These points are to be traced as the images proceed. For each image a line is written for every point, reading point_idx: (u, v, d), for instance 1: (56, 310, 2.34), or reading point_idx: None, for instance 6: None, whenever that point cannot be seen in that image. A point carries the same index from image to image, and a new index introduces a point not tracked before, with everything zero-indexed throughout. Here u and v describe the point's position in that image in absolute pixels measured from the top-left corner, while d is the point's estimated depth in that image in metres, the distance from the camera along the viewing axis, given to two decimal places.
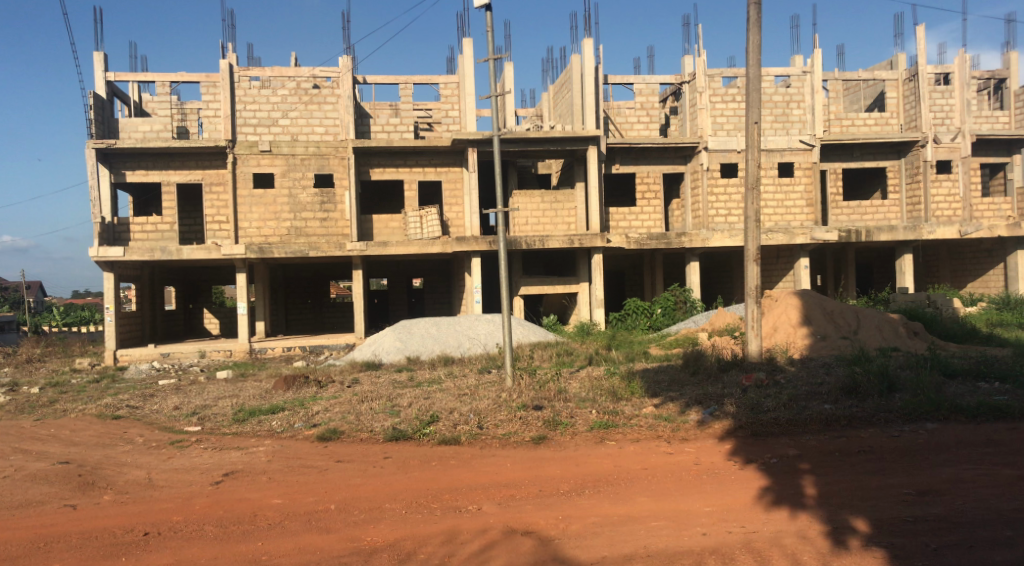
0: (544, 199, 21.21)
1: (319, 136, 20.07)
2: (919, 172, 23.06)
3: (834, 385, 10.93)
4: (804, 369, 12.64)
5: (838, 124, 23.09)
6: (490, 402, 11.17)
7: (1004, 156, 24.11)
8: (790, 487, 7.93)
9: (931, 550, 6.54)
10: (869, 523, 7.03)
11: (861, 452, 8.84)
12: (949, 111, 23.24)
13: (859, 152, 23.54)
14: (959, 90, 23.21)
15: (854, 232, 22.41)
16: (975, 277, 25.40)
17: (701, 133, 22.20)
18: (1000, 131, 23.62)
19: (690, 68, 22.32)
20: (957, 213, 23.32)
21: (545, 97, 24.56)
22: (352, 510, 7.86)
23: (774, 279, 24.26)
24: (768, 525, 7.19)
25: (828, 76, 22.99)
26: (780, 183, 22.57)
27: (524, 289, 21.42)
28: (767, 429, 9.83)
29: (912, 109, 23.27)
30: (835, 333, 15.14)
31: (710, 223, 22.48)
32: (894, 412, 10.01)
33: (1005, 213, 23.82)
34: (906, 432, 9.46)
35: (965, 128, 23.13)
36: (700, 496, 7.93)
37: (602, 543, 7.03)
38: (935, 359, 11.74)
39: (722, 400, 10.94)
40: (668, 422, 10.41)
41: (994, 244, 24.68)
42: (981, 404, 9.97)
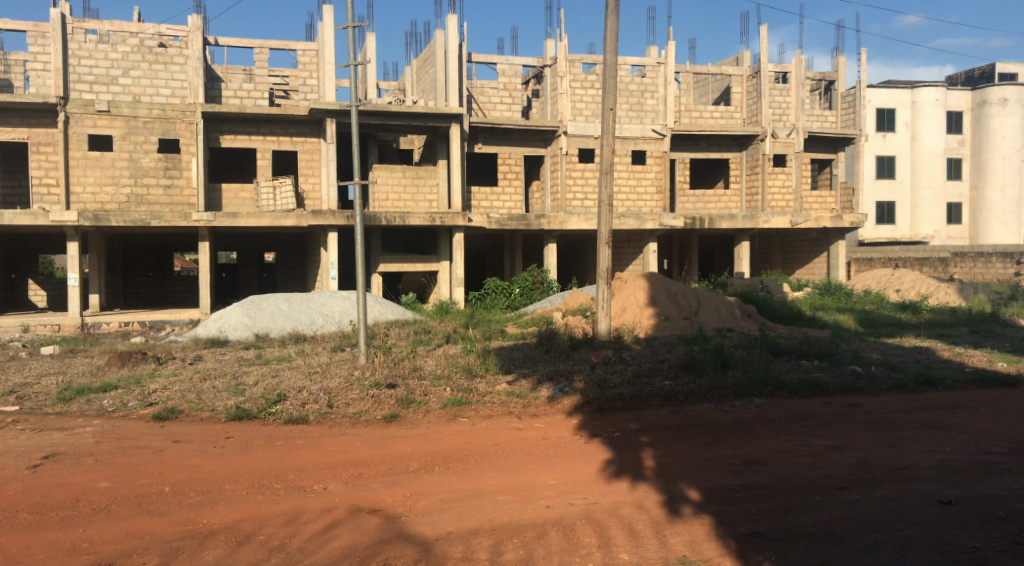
0: (405, 174, 20.95)
1: (165, 98, 19.01)
2: (758, 165, 24.49)
3: (674, 362, 11.52)
4: (648, 347, 13.20)
5: (688, 116, 24.06)
6: (341, 380, 11.00)
7: (830, 153, 26.06)
8: (630, 460, 8.29)
9: (756, 502, 7.03)
10: (700, 492, 7.41)
11: (696, 426, 9.35)
12: (785, 108, 24.77)
13: (705, 143, 24.80)
14: (795, 88, 24.78)
15: (699, 220, 23.67)
16: (802, 264, 27.44)
17: (561, 118, 22.62)
18: (828, 130, 25.37)
19: (551, 52, 22.65)
20: (789, 204, 24.98)
21: (407, 71, 24.32)
22: (187, 492, 7.54)
23: (626, 262, 25.15)
24: (609, 496, 7.46)
25: (680, 69, 23.94)
26: (633, 169, 23.34)
27: (383, 266, 21.12)
28: (612, 405, 10.21)
29: (753, 105, 24.62)
30: (677, 313, 15.87)
31: (568, 207, 23.02)
32: (727, 387, 10.64)
33: (830, 206, 25.80)
34: (736, 407, 10.09)
35: (799, 125, 24.70)
36: (545, 470, 8.15)
37: (448, 519, 7.09)
38: (764, 340, 12.59)
39: (572, 376, 11.30)
40: (519, 398, 10.62)
41: (819, 235, 26.66)
42: (801, 381, 10.80)
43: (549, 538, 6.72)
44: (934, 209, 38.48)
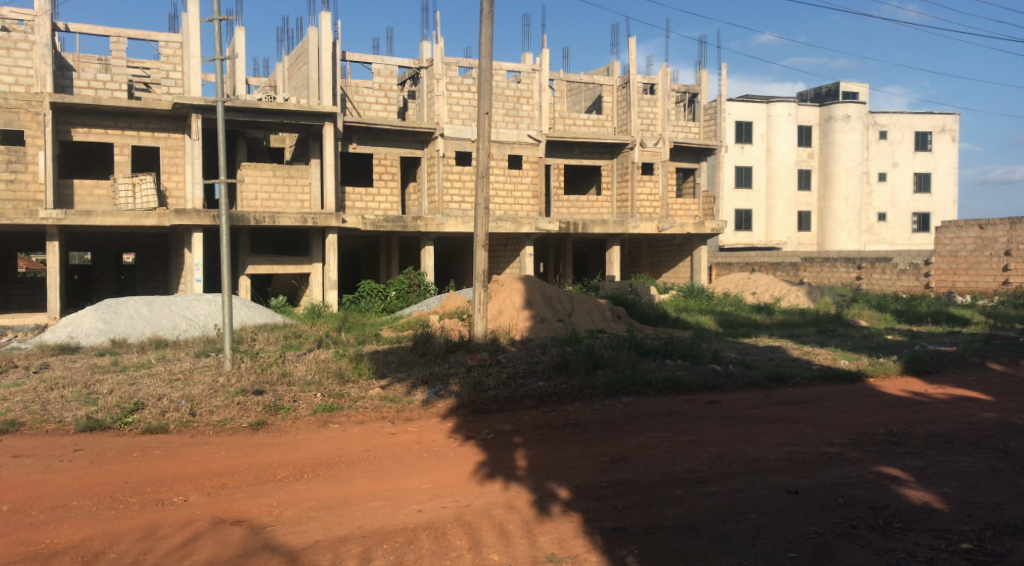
0: (276, 172, 20.32)
1: (7, 86, 17.72)
2: (628, 173, 25.35)
3: (548, 364, 11.71)
4: (523, 349, 13.36)
5: (562, 122, 24.49)
6: (205, 387, 10.57)
7: (693, 162, 27.27)
8: (503, 461, 8.37)
9: (622, 498, 7.23)
10: (570, 490, 7.54)
11: (567, 425, 9.55)
12: (653, 118, 25.69)
13: (579, 149, 25.34)
14: (662, 100, 25.72)
15: (572, 225, 24.16)
16: (668, 268, 28.56)
17: (437, 120, 22.59)
18: (692, 140, 26.40)
19: (427, 54, 22.53)
20: (656, 210, 25.95)
21: (278, 67, 23.66)
22: (29, 510, 7.04)
23: (502, 266, 25.43)
24: (480, 498, 7.49)
25: (554, 76, 24.42)
26: (509, 174, 23.55)
27: (251, 268, 20.44)
28: (486, 406, 10.27)
29: (624, 114, 25.41)
30: (551, 315, 16.15)
31: (445, 209, 23.00)
32: (597, 387, 10.92)
33: (693, 213, 26.95)
34: (606, 406, 10.38)
35: (665, 135, 25.64)
36: (417, 474, 8.10)
37: (316, 527, 6.92)
38: (632, 340, 13.01)
39: (446, 379, 11.28)
40: (392, 402, 10.52)
41: (684, 240, 27.76)
42: (666, 379, 11.24)
43: (420, 541, 6.66)
44: (786, 216, 41.04)
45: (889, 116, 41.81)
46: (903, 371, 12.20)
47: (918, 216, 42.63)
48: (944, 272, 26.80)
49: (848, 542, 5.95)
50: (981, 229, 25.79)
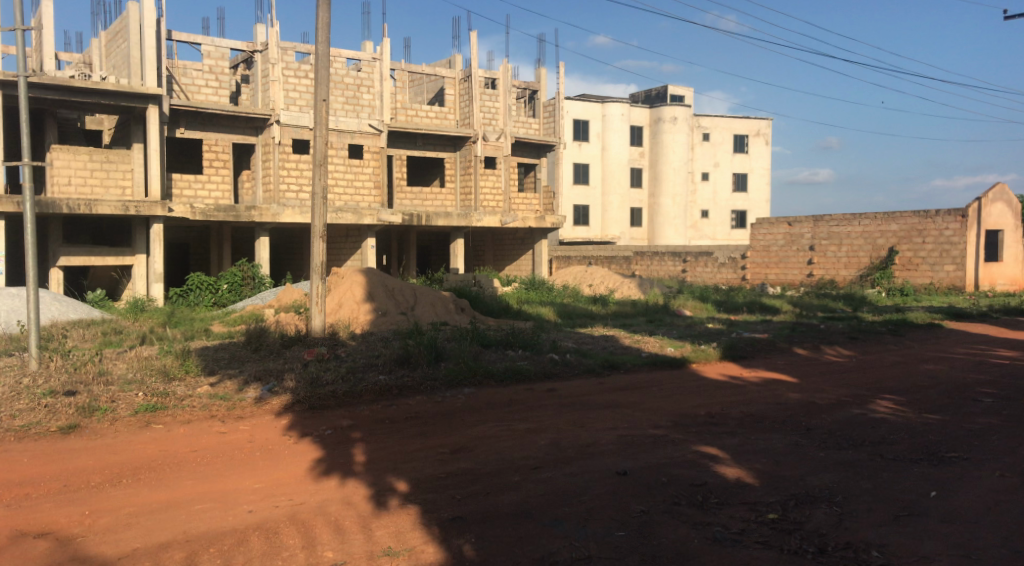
0: (92, 157, 18.85)
1: None
2: (471, 166, 25.54)
3: (388, 357, 11.58)
4: (364, 342, 13.13)
5: (404, 113, 24.21)
6: (6, 390, 9.67)
7: (534, 157, 27.85)
8: (340, 457, 8.19)
9: (460, 488, 7.25)
10: (408, 483, 7.46)
11: (408, 418, 9.47)
12: (495, 113, 25.94)
13: (421, 141, 25.21)
14: (503, 95, 26.01)
15: (416, 216, 23.91)
16: (511, 261, 29.05)
17: (273, 106, 21.78)
18: (533, 136, 26.89)
19: (262, 37, 21.73)
20: (499, 204, 26.31)
21: (95, 44, 21.99)
22: None
23: (343, 257, 24.92)
24: (315, 495, 7.27)
25: (396, 66, 24.14)
26: (350, 163, 23.03)
27: (64, 260, 18.90)
28: (323, 402, 10.01)
29: (466, 108, 25.52)
30: (393, 308, 15.98)
31: (281, 199, 22.20)
32: (439, 379, 10.92)
33: (534, 207, 27.54)
34: (447, 397, 10.39)
35: (507, 130, 26.00)
36: (249, 474, 7.78)
37: (134, 535, 6.49)
38: (474, 332, 13.09)
39: (282, 375, 10.89)
40: (222, 400, 10.04)
41: (526, 234, 28.31)
42: (506, 369, 11.41)
43: (250, 544, 6.37)
44: (620, 212, 42.85)
45: (711, 119, 44.39)
46: (722, 357, 13.02)
47: (737, 213, 45.51)
48: (758, 265, 28.89)
49: (670, 518, 6.26)
50: (789, 225, 27.95)
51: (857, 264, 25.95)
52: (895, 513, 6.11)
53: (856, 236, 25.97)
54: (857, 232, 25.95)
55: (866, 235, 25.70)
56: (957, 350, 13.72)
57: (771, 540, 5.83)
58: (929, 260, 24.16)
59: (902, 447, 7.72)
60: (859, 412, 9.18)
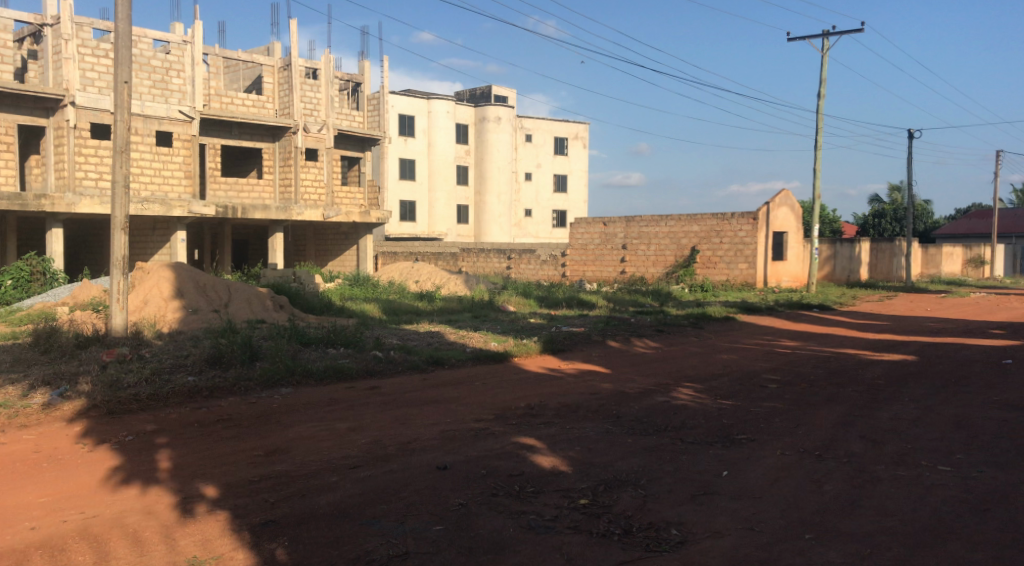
0: None
1: None
2: (291, 157, 24.76)
3: (198, 357, 10.98)
4: (171, 342, 12.37)
5: (218, 100, 23.06)
6: None
7: (358, 151, 27.40)
8: (141, 464, 7.68)
9: (274, 491, 7.01)
10: (217, 488, 7.11)
11: (219, 421, 9.04)
12: (316, 104, 25.26)
13: (237, 130, 24.06)
14: (325, 86, 25.43)
15: (230, 209, 23.01)
16: (333, 257, 28.43)
17: (66, 86, 20.07)
18: (356, 130, 26.41)
19: (53, 10, 20.04)
20: (321, 197, 25.69)
21: None
22: None
23: (149, 252, 23.30)
24: (112, 506, 6.77)
25: (208, 51, 22.92)
26: (158, 151, 21.59)
27: None
28: (123, 406, 9.34)
29: (285, 97, 24.71)
30: (205, 306, 15.16)
31: (77, 186, 20.44)
32: (253, 380, 10.51)
33: (359, 202, 27.15)
34: (262, 398, 10.02)
35: (329, 122, 25.45)
36: (33, 487, 7.13)
37: None
38: (292, 329, 12.67)
39: (75, 378, 10.05)
40: (3, 408, 9.13)
41: (349, 229, 27.82)
42: (326, 368, 11.15)
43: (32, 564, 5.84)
44: (446, 209, 43.04)
45: (533, 121, 45.54)
46: (542, 350, 13.40)
47: (557, 213, 47.06)
48: (576, 263, 30.04)
49: (487, 510, 6.38)
50: (604, 225, 29.21)
51: (665, 262, 27.54)
52: (693, 493, 6.56)
53: (663, 236, 27.55)
54: (664, 233, 27.56)
55: (672, 235, 27.33)
56: (750, 341, 14.91)
57: (581, 524, 6.07)
58: (725, 259, 26.08)
59: (700, 431, 8.30)
60: (663, 399, 9.77)
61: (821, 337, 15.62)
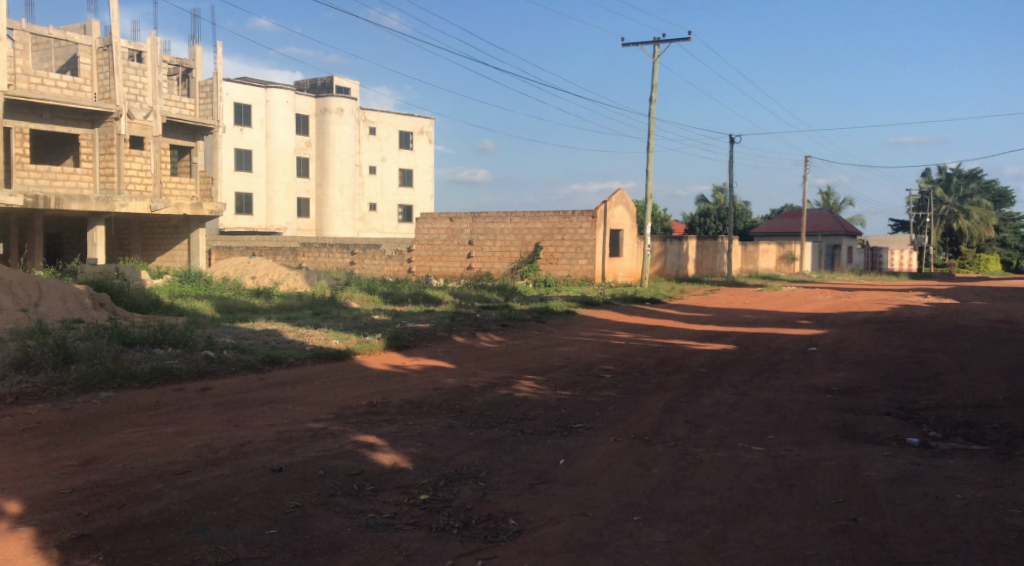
0: None
1: None
2: (113, 145, 23.11)
3: (2, 361, 10.05)
4: None
5: (24, 80, 21.12)
6: None
7: (189, 140, 25.97)
8: None
9: (88, 502, 6.53)
10: (22, 504, 6.53)
11: (26, 430, 8.31)
12: (142, 88, 23.64)
13: (48, 114, 22.26)
14: (152, 70, 23.82)
15: (41, 199, 21.51)
16: (161, 251, 27.03)
17: None
18: (186, 117, 25.00)
19: None
20: (148, 188, 24.18)
21: None
22: None
23: None
24: None
25: (13, 26, 21.02)
26: None
27: None
28: None
29: (105, 80, 22.88)
30: (12, 305, 13.91)
31: None
32: (67, 384, 9.75)
33: (190, 193, 26.02)
34: (78, 404, 9.31)
35: (156, 109, 23.93)
36: None
37: None
38: (113, 329, 11.85)
39: None
40: None
41: (180, 222, 26.52)
42: (151, 369, 10.52)
43: None
44: (286, 202, 41.73)
45: (377, 113, 44.81)
46: (386, 347, 13.27)
47: (403, 207, 46.65)
48: (422, 259, 29.94)
49: (323, 510, 6.24)
50: (450, 221, 29.27)
51: (509, 258, 27.98)
52: (530, 483, 6.71)
53: (508, 232, 27.97)
54: (508, 229, 27.97)
55: (516, 232, 27.79)
56: (588, 333, 15.45)
57: (421, 520, 6.07)
58: (567, 255, 26.87)
59: (539, 421, 8.51)
60: (504, 392, 9.93)
61: (654, 329, 16.42)
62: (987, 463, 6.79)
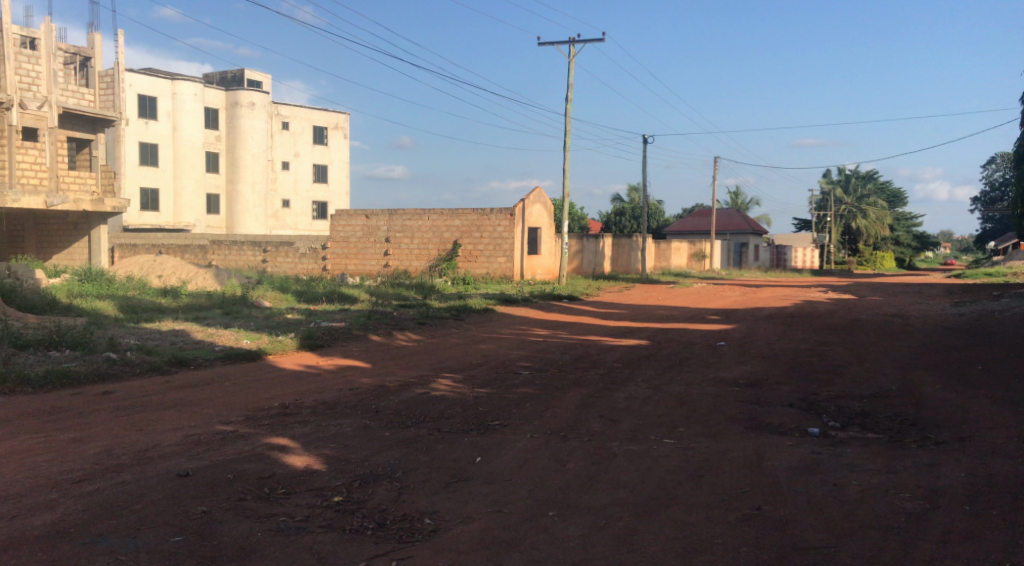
0: None
1: None
2: (3, 136, 22.00)
3: None
4: None
5: None
6: None
7: (89, 133, 24.84)
8: None
9: None
10: None
11: None
12: (34, 77, 22.54)
13: None
14: (45, 58, 22.74)
15: None
16: (59, 249, 25.79)
17: None
18: (85, 108, 23.87)
19: None
20: (42, 182, 23.12)
21: None
22: None
23: None
24: None
25: None
26: None
27: None
28: None
29: None
30: None
31: None
32: None
33: (91, 188, 24.76)
34: None
35: (52, 99, 22.84)
36: None
37: None
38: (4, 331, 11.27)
39: None
40: None
41: (79, 218, 25.44)
42: (47, 374, 10.05)
43: None
44: (194, 198, 40.46)
45: (290, 108, 43.99)
46: (299, 347, 13.02)
47: (317, 204, 45.68)
48: (337, 256, 29.48)
49: (233, 515, 6.09)
50: (366, 218, 28.90)
51: (427, 256, 27.81)
52: (447, 481, 6.70)
53: (426, 230, 27.82)
54: (426, 226, 27.82)
55: (434, 229, 27.67)
56: (505, 331, 15.51)
57: (334, 522, 5.98)
58: (485, 253, 26.92)
59: (456, 419, 8.50)
60: (421, 391, 9.87)
61: (571, 325, 16.61)
62: (882, 450, 7.13)
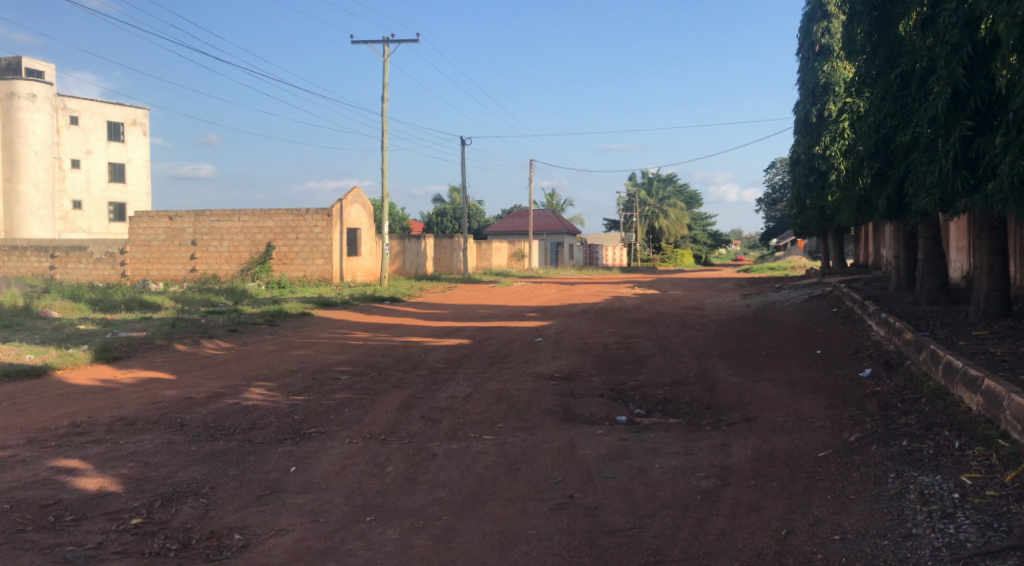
0: None
1: None
2: None
3: None
4: None
5: None
6: None
7: None
8: None
9: None
10: None
11: None
12: None
13: None
14: None
15: None
16: None
17: None
18: None
19: None
20: None
21: None
22: None
23: None
24: None
25: None
26: None
27: None
28: None
29: None
30: None
31: None
32: None
33: None
34: None
35: None
36: None
37: None
38: None
39: None
40: None
41: None
42: None
43: None
44: None
45: (78, 101, 40.58)
46: (94, 360, 12.03)
47: (114, 206, 42.36)
48: (137, 261, 27.57)
49: (11, 549, 5.53)
50: (169, 220, 27.25)
51: (238, 259, 26.61)
52: (258, 494, 6.45)
53: (236, 231, 26.61)
54: (237, 228, 26.63)
55: (245, 231, 26.54)
56: (322, 335, 15.15)
57: (132, 546, 5.60)
58: (301, 255, 26.10)
59: (270, 429, 8.20)
60: (232, 401, 9.44)
61: (391, 327, 16.49)
62: (681, 433, 7.64)
